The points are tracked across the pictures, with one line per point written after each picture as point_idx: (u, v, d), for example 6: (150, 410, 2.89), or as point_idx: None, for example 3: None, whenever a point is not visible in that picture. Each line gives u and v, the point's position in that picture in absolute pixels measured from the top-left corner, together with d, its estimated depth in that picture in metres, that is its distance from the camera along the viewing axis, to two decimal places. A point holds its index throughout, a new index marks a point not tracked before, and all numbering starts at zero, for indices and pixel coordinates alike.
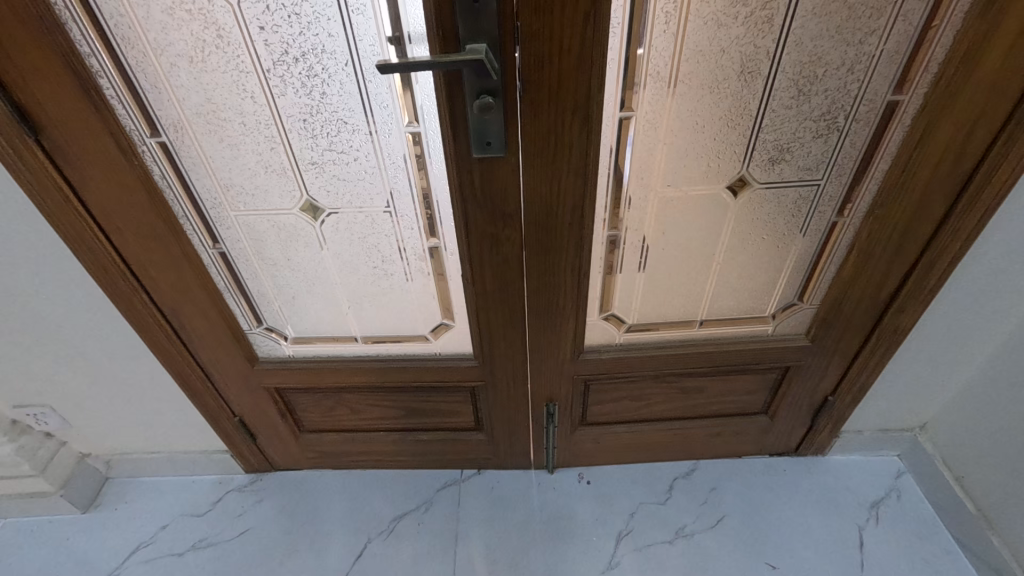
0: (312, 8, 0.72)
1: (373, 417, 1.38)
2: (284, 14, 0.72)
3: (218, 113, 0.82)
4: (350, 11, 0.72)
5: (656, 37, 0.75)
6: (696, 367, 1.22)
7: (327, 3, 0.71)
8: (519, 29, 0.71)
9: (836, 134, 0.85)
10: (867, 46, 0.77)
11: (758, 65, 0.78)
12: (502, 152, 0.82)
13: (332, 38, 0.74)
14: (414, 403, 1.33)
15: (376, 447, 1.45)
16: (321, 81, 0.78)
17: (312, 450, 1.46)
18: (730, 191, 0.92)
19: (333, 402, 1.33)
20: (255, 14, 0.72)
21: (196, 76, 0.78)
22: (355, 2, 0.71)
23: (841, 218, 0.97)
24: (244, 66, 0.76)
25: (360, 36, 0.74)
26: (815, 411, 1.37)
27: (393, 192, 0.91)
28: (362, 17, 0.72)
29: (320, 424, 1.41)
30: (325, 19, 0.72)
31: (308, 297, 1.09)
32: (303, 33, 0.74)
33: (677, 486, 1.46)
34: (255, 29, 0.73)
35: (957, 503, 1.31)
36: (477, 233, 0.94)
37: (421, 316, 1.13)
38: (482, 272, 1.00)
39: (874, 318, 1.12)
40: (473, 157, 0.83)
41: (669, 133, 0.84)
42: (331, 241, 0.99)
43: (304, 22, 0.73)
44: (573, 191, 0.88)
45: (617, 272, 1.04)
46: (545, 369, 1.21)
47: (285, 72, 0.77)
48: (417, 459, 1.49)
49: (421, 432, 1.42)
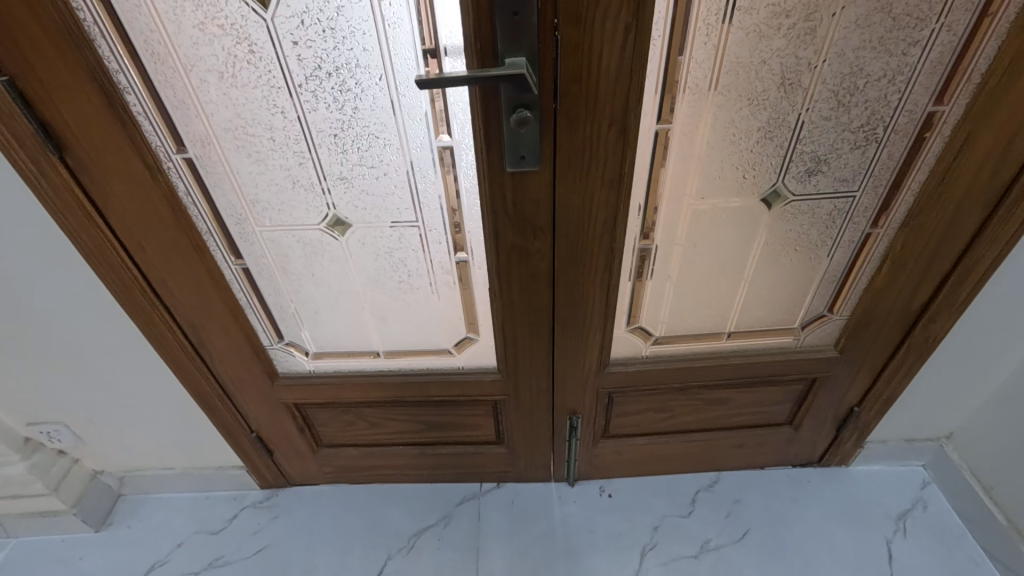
0: (348, 22, 0.70)
1: (392, 431, 1.36)
2: (318, 29, 0.71)
3: (246, 129, 0.80)
4: (385, 25, 0.70)
5: (696, 50, 0.74)
6: (723, 379, 1.21)
7: (362, 18, 0.70)
8: (558, 41, 0.70)
9: (874, 145, 0.84)
10: (910, 58, 0.75)
11: (799, 77, 0.77)
12: (536, 165, 0.81)
13: (367, 52, 0.72)
14: (434, 417, 1.31)
15: (394, 461, 1.43)
16: (354, 96, 0.76)
17: (329, 464, 1.44)
18: (764, 203, 0.91)
19: (352, 417, 1.31)
20: (288, 29, 0.70)
21: (225, 92, 0.76)
22: (391, 16, 0.69)
23: (876, 228, 0.95)
24: (276, 81, 0.75)
25: (395, 51, 0.72)
26: (840, 421, 1.35)
27: (422, 206, 0.89)
28: (398, 31, 0.71)
29: (338, 439, 1.39)
30: (360, 34, 0.71)
31: (330, 312, 1.08)
32: (337, 48, 0.72)
33: (700, 499, 1.44)
34: (288, 43, 0.72)
35: (986, 514, 1.30)
36: (508, 246, 0.92)
37: (445, 330, 1.11)
38: (510, 285, 0.99)
39: (904, 328, 1.10)
40: (506, 171, 0.82)
41: (705, 145, 0.83)
42: (357, 255, 0.97)
43: (338, 36, 0.71)
44: (606, 203, 0.86)
45: (646, 279, 1.02)
46: (569, 382, 1.20)
47: (317, 86, 0.76)
48: (435, 473, 1.47)
49: (440, 446, 1.40)
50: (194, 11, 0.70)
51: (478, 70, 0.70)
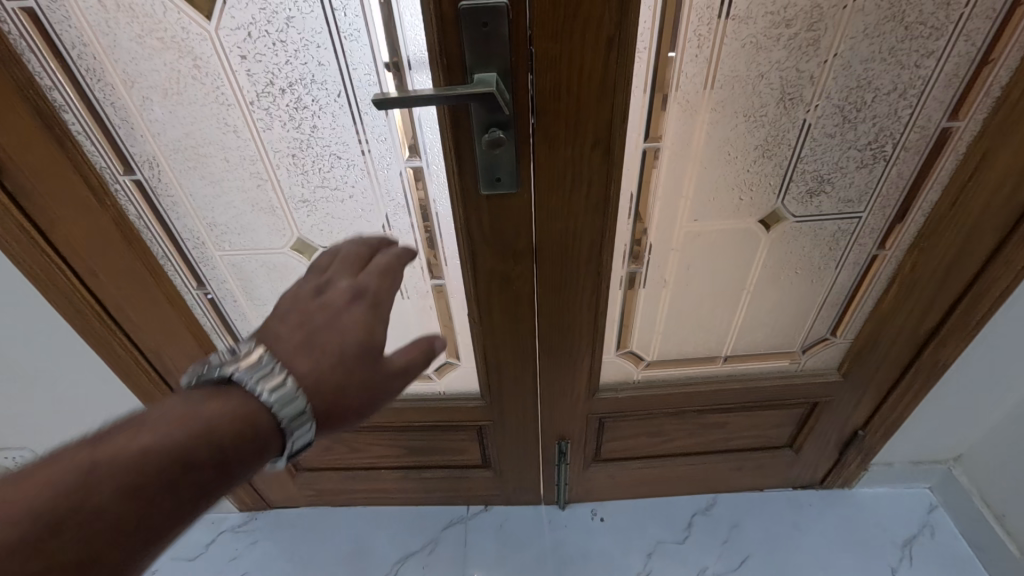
0: (300, 35, 0.64)
1: (373, 455, 1.30)
2: (267, 42, 0.64)
3: (197, 149, 0.74)
4: (342, 37, 0.64)
5: (686, 62, 0.67)
6: (719, 404, 1.14)
7: (315, 29, 0.63)
8: (533, 55, 0.63)
9: (882, 163, 0.77)
10: (922, 70, 0.68)
11: (800, 92, 0.70)
12: (513, 188, 0.74)
13: (323, 67, 0.66)
14: (417, 442, 1.25)
15: (377, 485, 1.37)
16: (312, 114, 0.70)
17: (310, 488, 1.38)
18: (763, 224, 0.84)
19: (330, 442, 1.26)
20: (234, 42, 0.64)
21: (172, 110, 0.70)
22: (347, 27, 0.63)
23: (883, 250, 0.89)
24: (225, 98, 0.68)
25: (353, 65, 0.66)
26: (843, 445, 1.29)
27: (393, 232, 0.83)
28: (356, 44, 0.64)
29: (317, 463, 1.33)
30: (314, 47, 0.64)
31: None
32: (290, 63, 0.66)
33: (696, 523, 1.38)
34: (235, 58, 0.65)
35: (997, 542, 1.24)
36: (486, 272, 0.86)
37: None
38: (490, 310, 0.92)
39: (912, 352, 1.04)
40: (480, 194, 0.75)
41: (697, 165, 0.76)
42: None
43: (290, 50, 0.65)
44: (592, 226, 0.80)
45: (639, 289, 0.93)
46: (557, 408, 1.13)
47: (270, 104, 0.69)
48: (421, 496, 1.41)
49: (424, 470, 1.34)
50: (130, 23, 0.63)
51: (445, 87, 0.63)
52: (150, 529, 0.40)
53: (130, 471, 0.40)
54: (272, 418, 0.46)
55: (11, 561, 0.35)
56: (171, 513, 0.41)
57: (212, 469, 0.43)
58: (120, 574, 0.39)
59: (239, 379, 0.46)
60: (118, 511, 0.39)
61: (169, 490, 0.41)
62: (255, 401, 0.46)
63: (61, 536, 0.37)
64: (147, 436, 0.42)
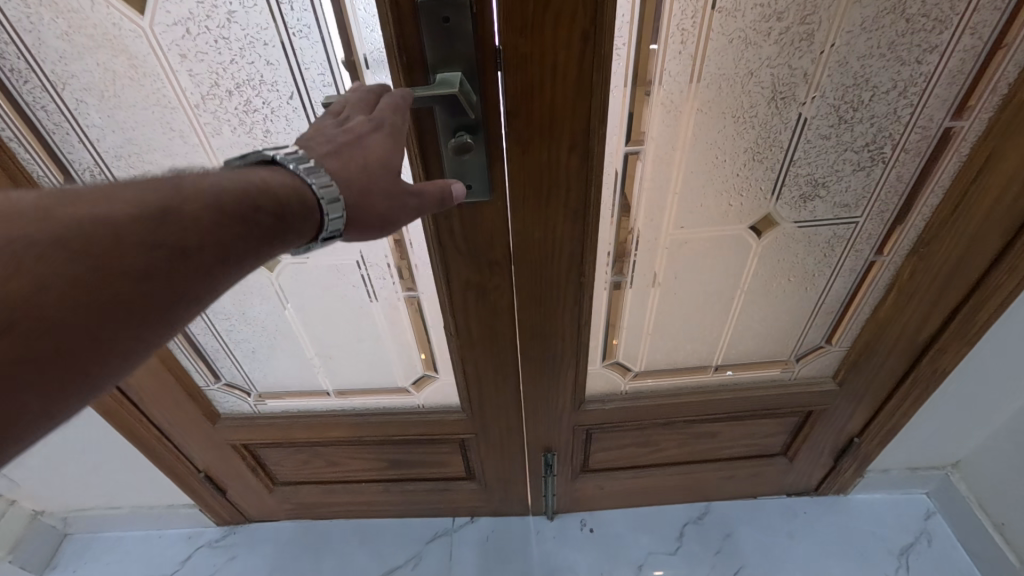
0: (244, 31, 0.58)
1: (354, 469, 1.25)
2: (208, 39, 0.59)
3: (140, 156, 0.68)
4: (291, 34, 0.58)
5: (669, 58, 0.61)
6: (709, 414, 1.10)
7: (261, 25, 0.58)
8: (501, 54, 0.58)
9: (880, 165, 0.72)
10: (924, 66, 0.63)
11: (793, 91, 0.65)
12: (486, 195, 0.69)
13: (271, 66, 0.60)
14: (398, 455, 1.21)
15: (358, 498, 1.33)
16: (263, 118, 0.64)
17: (289, 501, 1.34)
18: (754, 230, 0.79)
19: (308, 456, 1.21)
20: (172, 40, 0.58)
21: (109, 115, 0.64)
22: (296, 23, 0.58)
23: (881, 256, 0.84)
24: (167, 101, 0.63)
25: (305, 64, 0.60)
26: (838, 452, 1.24)
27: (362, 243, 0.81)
28: (306, 41, 0.59)
29: (295, 476, 1.28)
30: (261, 44, 0.59)
31: (270, 353, 0.99)
32: (236, 62, 0.60)
33: (688, 533, 1.34)
34: (175, 56, 0.60)
35: (996, 551, 1.20)
36: (461, 283, 0.81)
37: (401, 368, 1.01)
38: (467, 322, 0.87)
39: (909, 360, 0.99)
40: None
41: (683, 169, 0.71)
42: (291, 298, 0.89)
43: (234, 47, 0.59)
44: (572, 236, 0.75)
45: (626, 288, 0.86)
46: (541, 420, 1.09)
47: (217, 106, 0.63)
48: (405, 508, 1.37)
49: (407, 483, 1.29)
50: (55, 18, 0.57)
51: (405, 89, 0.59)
52: (235, 252, 0.45)
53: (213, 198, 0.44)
54: (306, 200, 0.48)
55: (143, 227, 0.41)
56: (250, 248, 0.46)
57: (272, 219, 0.47)
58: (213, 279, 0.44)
59: (283, 162, 0.49)
60: (211, 222, 0.43)
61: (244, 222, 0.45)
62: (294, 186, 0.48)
63: (170, 225, 0.41)
64: (220, 178, 0.46)
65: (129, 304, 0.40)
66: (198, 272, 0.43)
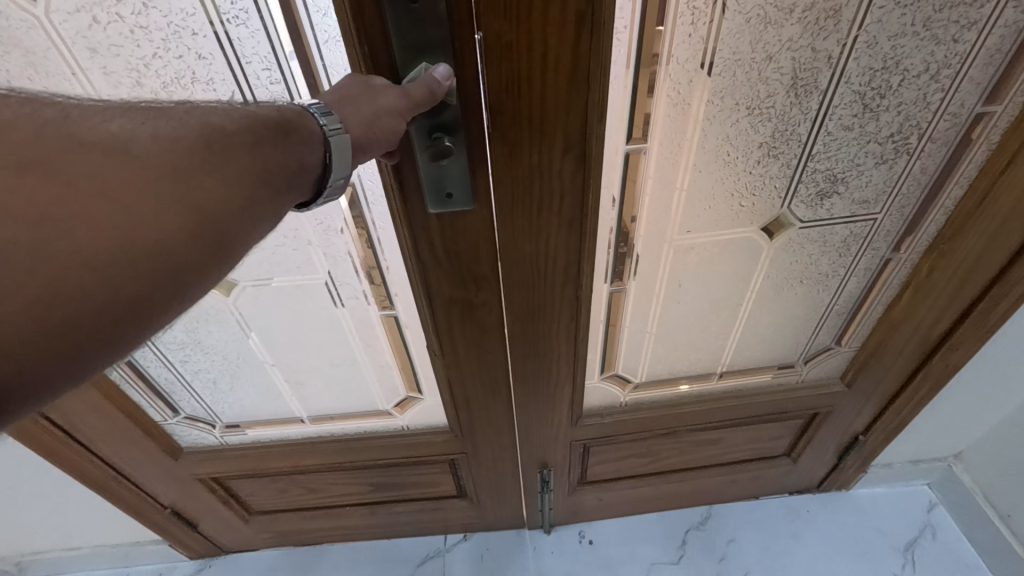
0: (166, 19, 0.51)
1: (335, 494, 1.16)
2: (122, 29, 0.51)
3: None
4: (223, 21, 0.51)
5: (678, 42, 0.53)
6: (713, 422, 1.04)
7: (186, 10, 0.50)
8: (482, 41, 0.49)
9: (904, 157, 0.65)
10: (960, 46, 0.56)
11: (815, 77, 0.57)
12: (468, 204, 0.60)
13: (204, 60, 0.53)
14: (382, 479, 1.12)
15: (342, 523, 1.24)
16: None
17: (267, 531, 1.24)
18: (765, 232, 0.72)
19: (285, 485, 1.12)
20: (75, 30, 0.51)
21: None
22: (228, 8, 0.50)
23: (897, 254, 0.78)
24: None
25: (245, 57, 0.53)
26: (843, 450, 1.19)
27: (327, 257, 0.71)
28: (243, 30, 0.51)
29: (272, 506, 1.19)
30: (188, 33, 0.52)
31: (232, 383, 0.90)
32: (160, 56, 0.53)
33: (691, 540, 1.29)
34: (82, 51, 0.52)
35: (1001, 543, 1.18)
36: (444, 301, 0.72)
37: (382, 391, 0.93)
38: (452, 343, 0.79)
39: (920, 358, 0.93)
40: (429, 213, 0.61)
41: (691, 167, 0.63)
42: (252, 324, 0.80)
43: (154, 39, 0.52)
44: (566, 246, 0.67)
45: (629, 282, 0.76)
46: (535, 437, 1.01)
47: None
48: (393, 530, 1.28)
49: (393, 506, 1.21)
50: None
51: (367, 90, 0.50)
52: (290, 146, 0.42)
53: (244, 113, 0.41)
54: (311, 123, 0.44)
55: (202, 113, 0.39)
56: (301, 146, 0.43)
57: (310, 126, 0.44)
58: (276, 162, 0.41)
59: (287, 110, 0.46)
60: (264, 117, 0.42)
61: (287, 124, 0.43)
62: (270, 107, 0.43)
63: (232, 113, 0.41)
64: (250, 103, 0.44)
65: (207, 156, 0.36)
66: (262, 150, 0.40)
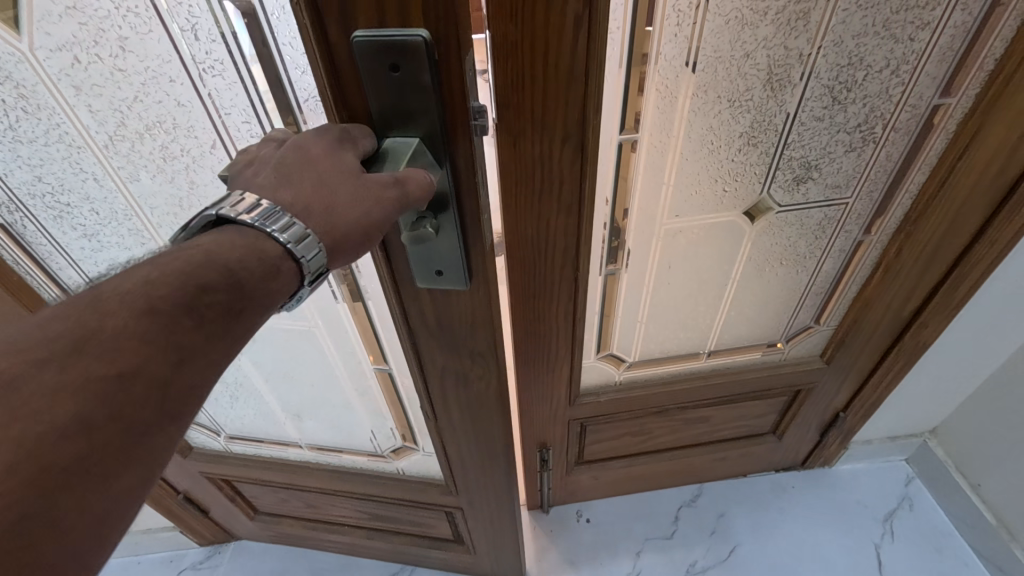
0: (143, 63, 0.52)
1: (333, 513, 1.20)
2: (102, 69, 0.53)
3: (56, 196, 0.65)
4: (201, 71, 0.53)
5: (665, 41, 0.59)
6: (703, 399, 1.10)
7: (162, 57, 0.52)
8: (489, 45, 0.55)
9: (872, 146, 0.72)
10: (916, 43, 0.63)
11: (788, 72, 0.63)
12: (459, 282, 0.58)
13: (183, 107, 0.56)
14: (378, 509, 1.15)
15: (342, 537, 1.25)
16: (185, 166, 0.61)
17: (272, 529, 1.28)
18: (748, 217, 0.78)
19: (286, 495, 1.17)
20: (59, 67, 0.53)
21: (11, 150, 0.60)
22: (205, 59, 0.52)
23: (869, 235, 0.84)
24: (73, 140, 0.59)
25: (225, 108, 0.55)
26: (825, 427, 1.26)
27: (320, 314, 0.77)
28: (220, 80, 0.53)
29: (276, 508, 1.23)
30: (166, 79, 0.53)
31: (234, 403, 0.96)
32: (141, 99, 0.55)
33: (683, 516, 1.35)
34: (67, 89, 0.54)
35: (975, 514, 1.25)
36: (434, 371, 0.73)
37: (377, 436, 1.00)
38: (447, 411, 0.81)
39: (894, 334, 1.00)
40: (418, 285, 0.60)
41: (679, 156, 0.69)
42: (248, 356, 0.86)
43: (134, 82, 0.54)
44: (566, 231, 0.72)
45: (623, 268, 0.83)
46: (535, 418, 1.06)
47: (130, 149, 0.60)
48: (391, 557, 1.29)
49: (389, 535, 1.23)
50: None
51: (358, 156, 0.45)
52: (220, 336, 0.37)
53: (183, 279, 0.36)
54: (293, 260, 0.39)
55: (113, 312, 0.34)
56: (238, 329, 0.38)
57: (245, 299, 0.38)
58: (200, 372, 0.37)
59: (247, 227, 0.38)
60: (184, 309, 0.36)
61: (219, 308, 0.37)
62: (215, 217, 0.39)
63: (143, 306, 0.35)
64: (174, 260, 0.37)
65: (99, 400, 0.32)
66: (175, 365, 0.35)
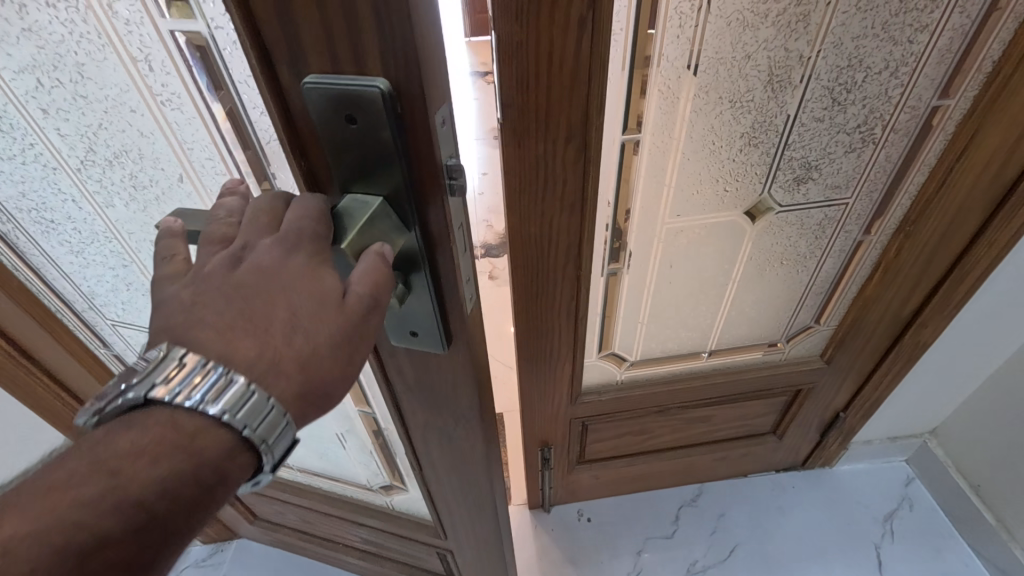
0: (103, 91, 0.51)
1: (328, 530, 1.20)
2: (64, 94, 0.52)
3: (40, 212, 0.65)
4: (158, 103, 0.51)
5: (668, 42, 0.60)
6: (702, 398, 1.11)
7: (120, 86, 0.50)
8: (496, 40, 0.56)
9: (871, 147, 0.73)
10: (915, 46, 0.64)
11: (788, 73, 0.64)
12: (434, 344, 0.49)
13: (146, 137, 0.54)
14: (370, 535, 1.14)
15: (338, 550, 1.25)
16: (155, 196, 0.61)
17: (271, 534, 1.29)
18: (748, 217, 0.79)
19: (282, 508, 1.17)
20: (25, 89, 0.51)
21: None
22: (161, 91, 0.50)
23: (869, 235, 0.85)
24: (48, 162, 0.59)
25: (186, 143, 0.54)
26: (825, 427, 1.27)
27: None
28: (180, 114, 0.51)
29: (274, 517, 1.23)
30: (127, 109, 0.52)
31: None
32: (106, 126, 0.54)
33: (684, 516, 1.35)
34: (37, 112, 0.53)
35: (975, 513, 1.25)
36: (414, 420, 0.64)
37: (366, 472, 1.01)
38: (432, 461, 0.72)
39: (893, 335, 1.01)
40: (391, 341, 0.52)
41: (679, 156, 0.70)
42: None
43: (97, 108, 0.52)
44: (568, 228, 0.73)
45: (625, 269, 0.84)
46: (537, 417, 1.07)
47: (101, 173, 0.59)
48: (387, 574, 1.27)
49: (384, 559, 1.22)
50: None
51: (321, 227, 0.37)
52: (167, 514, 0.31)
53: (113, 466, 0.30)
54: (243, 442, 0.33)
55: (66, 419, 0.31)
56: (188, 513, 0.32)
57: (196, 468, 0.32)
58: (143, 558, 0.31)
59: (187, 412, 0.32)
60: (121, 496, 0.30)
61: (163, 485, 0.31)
62: (144, 398, 0.32)
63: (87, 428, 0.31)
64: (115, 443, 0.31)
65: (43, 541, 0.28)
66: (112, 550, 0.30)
